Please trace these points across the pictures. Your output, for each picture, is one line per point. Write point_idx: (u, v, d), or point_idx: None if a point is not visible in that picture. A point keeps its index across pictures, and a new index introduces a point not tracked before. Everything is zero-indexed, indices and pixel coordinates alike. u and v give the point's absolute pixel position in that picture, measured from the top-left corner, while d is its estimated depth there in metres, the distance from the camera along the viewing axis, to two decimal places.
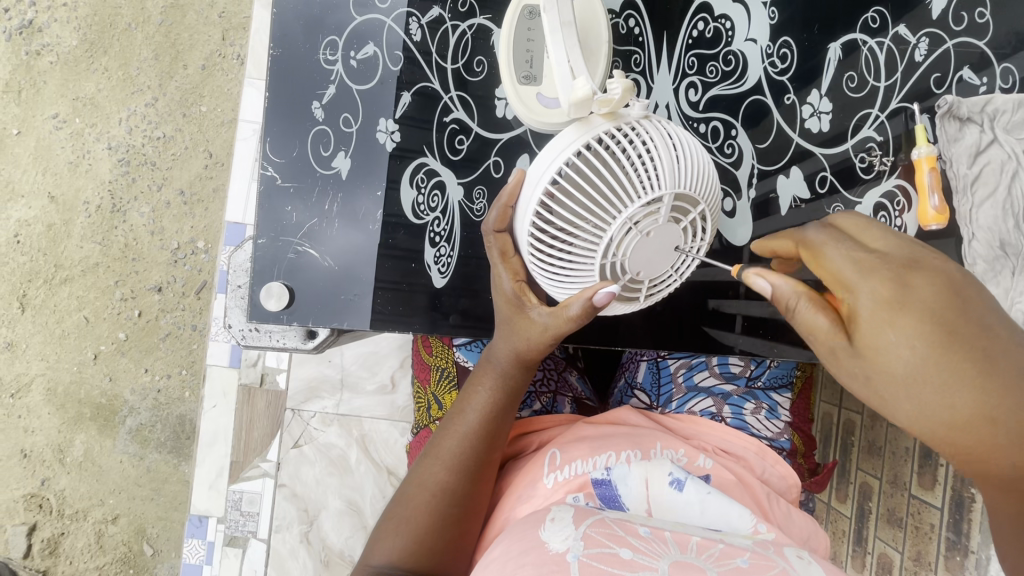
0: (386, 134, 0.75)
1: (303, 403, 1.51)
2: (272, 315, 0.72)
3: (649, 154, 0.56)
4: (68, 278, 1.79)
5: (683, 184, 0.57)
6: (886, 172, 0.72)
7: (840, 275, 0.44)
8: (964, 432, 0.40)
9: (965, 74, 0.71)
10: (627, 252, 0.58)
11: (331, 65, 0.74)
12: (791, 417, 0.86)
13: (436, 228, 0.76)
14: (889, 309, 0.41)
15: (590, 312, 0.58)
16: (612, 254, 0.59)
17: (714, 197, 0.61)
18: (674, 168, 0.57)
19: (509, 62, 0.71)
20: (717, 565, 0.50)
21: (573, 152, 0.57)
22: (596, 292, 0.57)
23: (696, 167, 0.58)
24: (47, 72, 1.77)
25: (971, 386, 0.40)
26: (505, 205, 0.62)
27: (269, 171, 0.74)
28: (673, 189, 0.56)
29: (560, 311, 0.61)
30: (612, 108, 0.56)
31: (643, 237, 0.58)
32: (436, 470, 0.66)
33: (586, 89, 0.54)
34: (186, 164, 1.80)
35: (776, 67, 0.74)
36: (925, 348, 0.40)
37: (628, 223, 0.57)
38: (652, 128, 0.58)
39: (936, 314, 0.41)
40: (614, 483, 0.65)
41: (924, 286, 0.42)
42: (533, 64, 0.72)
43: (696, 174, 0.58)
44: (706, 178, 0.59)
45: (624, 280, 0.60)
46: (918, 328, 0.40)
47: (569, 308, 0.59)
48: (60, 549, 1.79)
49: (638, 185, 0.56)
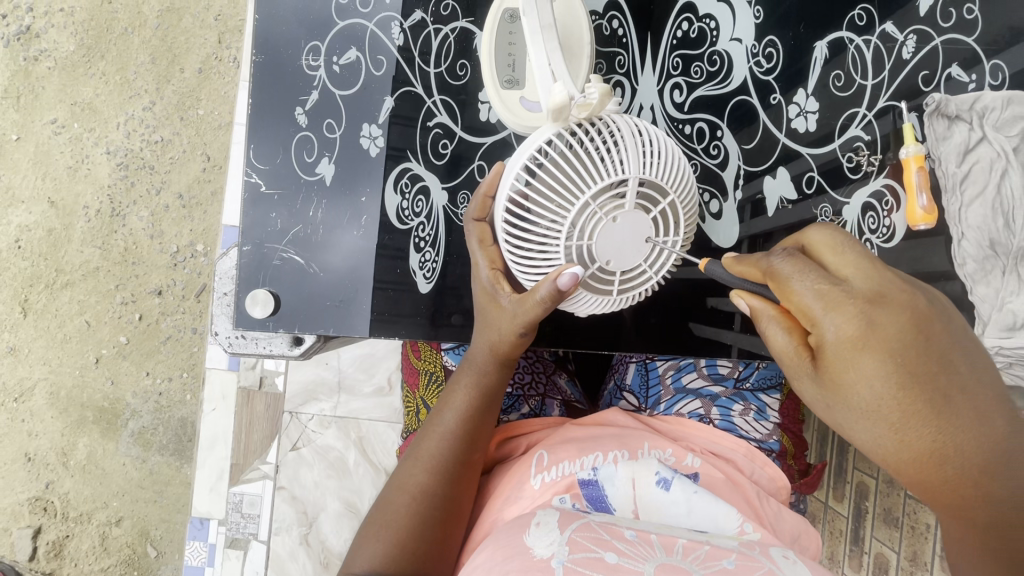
0: (370, 139, 0.75)
1: (301, 405, 1.52)
2: (259, 322, 0.72)
3: (618, 143, 0.56)
4: (69, 283, 1.80)
5: (653, 174, 0.56)
6: (874, 172, 0.71)
7: (806, 309, 0.42)
8: (921, 465, 0.41)
9: (953, 72, 0.70)
10: (594, 237, 0.57)
11: (314, 71, 0.74)
12: (781, 418, 0.85)
13: (421, 233, 0.76)
14: (855, 344, 0.40)
15: (557, 297, 0.56)
16: (579, 239, 0.57)
17: (688, 191, 0.60)
18: (644, 158, 0.56)
19: (491, 68, 0.71)
20: (703, 568, 0.50)
21: (543, 140, 0.57)
22: (559, 274, 0.55)
23: (667, 160, 0.58)
24: (45, 78, 1.78)
25: (934, 421, 0.40)
26: (484, 195, 0.63)
27: (253, 178, 0.73)
28: (638, 174, 0.55)
29: (528, 296, 0.59)
30: (592, 112, 0.56)
31: (610, 223, 0.56)
32: (416, 472, 0.66)
33: (564, 95, 0.53)
34: (184, 168, 1.81)
35: (762, 67, 0.73)
36: (888, 382, 0.40)
37: (593, 207, 0.56)
38: (624, 121, 0.57)
39: (904, 350, 0.40)
40: (600, 484, 0.65)
41: (888, 320, 0.40)
42: (516, 68, 0.71)
43: (666, 165, 0.58)
44: (679, 173, 0.59)
45: (592, 267, 0.58)
46: (882, 363, 0.40)
47: (537, 292, 0.57)
48: (65, 551, 1.81)
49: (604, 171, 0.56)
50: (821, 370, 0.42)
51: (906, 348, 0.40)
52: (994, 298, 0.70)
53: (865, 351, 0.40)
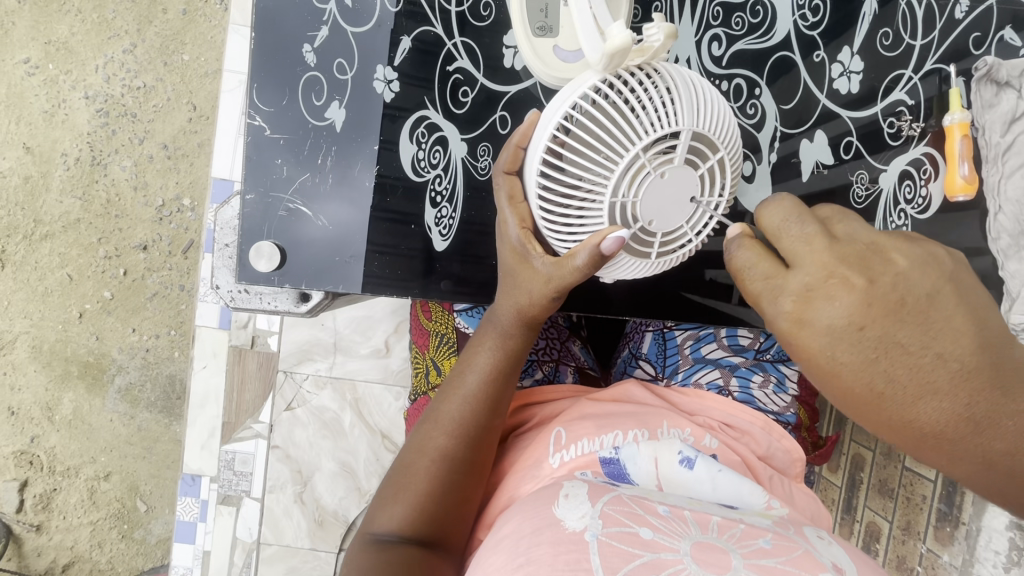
0: (384, 83, 0.70)
1: (296, 365, 1.48)
2: (264, 276, 0.68)
3: (670, 92, 0.53)
4: (49, 234, 1.72)
5: (703, 126, 0.53)
6: (915, 138, 0.68)
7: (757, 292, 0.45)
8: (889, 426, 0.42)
9: (1006, 34, 0.67)
10: (639, 193, 0.53)
11: (324, 5, 0.68)
12: (799, 391, 0.84)
13: (438, 187, 0.72)
14: (794, 332, 0.42)
15: (598, 262, 0.54)
16: (623, 194, 0.53)
17: (736, 148, 0.56)
18: (695, 108, 0.53)
19: (522, 15, 0.66)
20: (740, 547, 0.48)
21: (588, 86, 0.53)
22: (604, 238, 0.52)
23: (721, 114, 0.54)
24: (15, 12, 1.65)
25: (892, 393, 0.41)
26: (516, 147, 0.59)
27: (256, 121, 0.68)
28: (691, 126, 0.52)
29: (564, 261, 0.57)
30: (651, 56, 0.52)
31: (657, 179, 0.53)
32: (436, 435, 0.64)
33: (625, 39, 0.48)
34: (169, 116, 1.71)
35: (807, 20, 0.68)
36: (835, 362, 0.41)
37: (642, 160, 0.52)
38: (680, 72, 0.54)
39: (840, 335, 0.41)
40: (622, 462, 0.62)
41: (826, 303, 0.41)
42: (549, 14, 0.66)
43: (718, 118, 0.54)
44: (728, 125, 0.55)
45: (634, 227, 0.55)
46: (828, 350, 0.41)
47: (576, 257, 0.54)
48: (53, 504, 1.79)
49: (652, 121, 0.52)
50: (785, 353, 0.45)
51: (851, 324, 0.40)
52: None
53: (808, 339, 0.42)
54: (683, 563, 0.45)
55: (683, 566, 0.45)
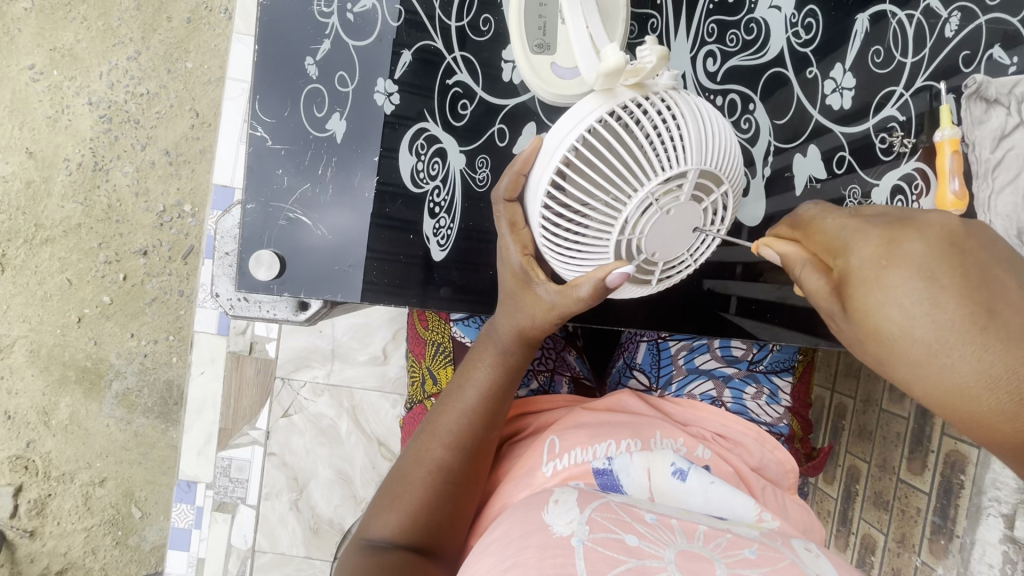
0: (385, 95, 0.71)
1: (293, 372, 1.48)
2: (262, 284, 0.68)
3: (675, 125, 0.53)
4: (49, 239, 1.73)
5: (710, 163, 0.54)
6: (905, 154, 0.70)
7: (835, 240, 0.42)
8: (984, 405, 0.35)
9: (994, 53, 0.68)
10: (645, 230, 0.55)
11: (327, 18, 0.69)
12: (791, 402, 0.85)
13: (436, 198, 0.73)
14: (884, 265, 0.37)
15: (601, 293, 0.56)
16: (628, 232, 0.55)
17: (738, 179, 0.57)
18: (703, 145, 0.53)
19: (520, 30, 0.67)
20: (724, 556, 0.48)
21: (596, 120, 0.53)
22: (609, 272, 0.54)
23: (725, 144, 0.55)
24: (21, 19, 1.67)
25: (1000, 351, 0.34)
26: (518, 173, 0.59)
27: (258, 131, 0.69)
28: (699, 166, 0.53)
29: (567, 290, 0.58)
30: (643, 77, 0.53)
31: (663, 215, 0.54)
32: (433, 447, 0.64)
33: (619, 60, 0.49)
34: (171, 123, 1.72)
35: (800, 38, 0.70)
36: (923, 301, 0.36)
37: (648, 198, 0.53)
38: (686, 101, 0.54)
39: (937, 267, 0.36)
40: (616, 474, 0.63)
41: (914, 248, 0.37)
42: (547, 31, 0.68)
43: (724, 153, 0.55)
44: (732, 156, 0.56)
45: (638, 261, 0.57)
46: (922, 283, 0.36)
47: (580, 288, 0.56)
48: (47, 510, 1.79)
49: (662, 160, 0.53)
50: (848, 307, 0.39)
51: (945, 266, 0.36)
52: None
53: (895, 268, 0.37)
54: (667, 570, 0.46)
55: (667, 574, 0.45)
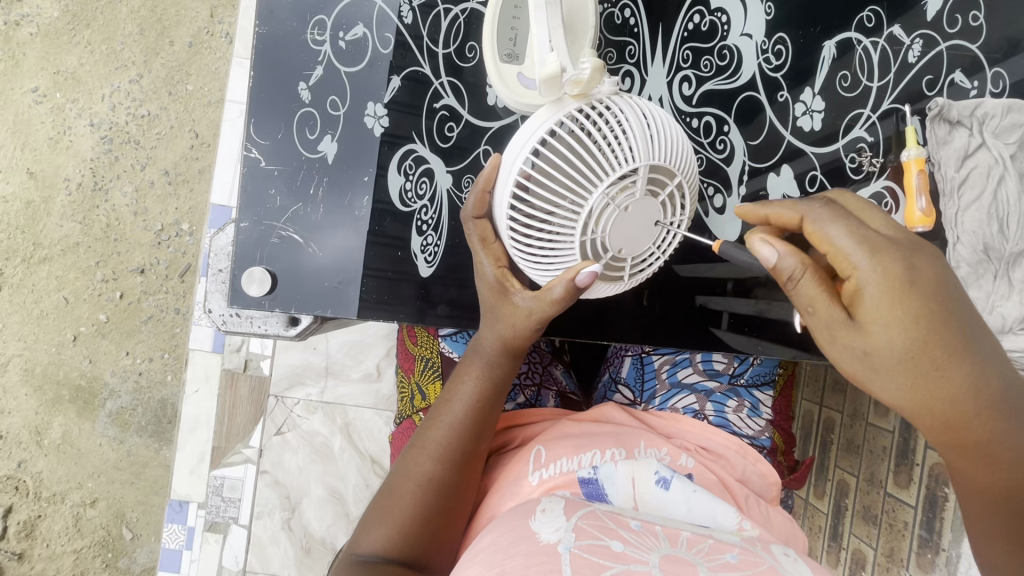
0: (374, 118, 0.74)
1: (287, 390, 1.49)
2: (254, 301, 0.70)
3: (621, 128, 0.56)
4: (47, 258, 1.75)
5: (659, 157, 0.57)
6: (875, 173, 0.72)
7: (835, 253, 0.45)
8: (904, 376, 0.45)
9: (956, 78, 0.72)
10: (607, 228, 0.58)
11: (319, 46, 0.72)
12: (773, 416, 0.86)
13: (423, 217, 0.75)
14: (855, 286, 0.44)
15: (573, 293, 0.59)
16: (592, 232, 0.58)
17: (691, 172, 0.61)
18: (649, 142, 0.57)
19: (492, 39, 0.70)
20: (707, 561, 0.49)
21: (546, 129, 0.57)
22: (577, 273, 0.57)
23: (670, 141, 0.59)
24: (27, 44, 1.72)
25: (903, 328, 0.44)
26: (482, 190, 0.61)
27: (252, 153, 0.72)
28: (648, 161, 0.57)
29: (543, 294, 0.61)
30: (584, 88, 0.56)
31: (621, 213, 0.58)
32: (421, 460, 0.65)
33: (556, 65, 0.53)
34: (171, 144, 1.76)
35: (770, 63, 0.73)
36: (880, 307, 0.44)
37: (605, 198, 0.57)
38: (625, 104, 0.58)
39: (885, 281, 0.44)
40: (600, 483, 0.64)
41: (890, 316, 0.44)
42: (517, 42, 0.70)
43: (672, 148, 0.59)
44: (682, 152, 0.60)
45: (605, 258, 0.60)
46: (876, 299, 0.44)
47: (553, 290, 0.59)
48: (36, 532, 1.77)
49: (613, 160, 0.56)
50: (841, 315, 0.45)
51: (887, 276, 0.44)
52: (987, 300, 0.75)
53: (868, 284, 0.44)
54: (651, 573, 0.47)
55: None
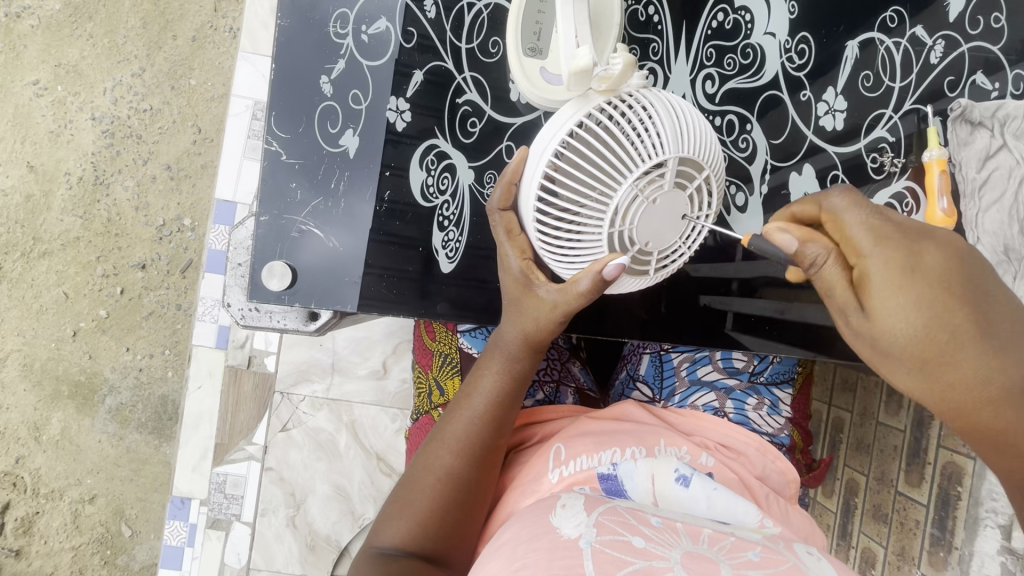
0: (396, 113, 0.73)
1: (292, 386, 1.48)
2: (274, 295, 0.70)
3: (649, 121, 0.56)
4: (47, 252, 1.74)
5: (687, 150, 0.57)
6: (896, 172, 0.73)
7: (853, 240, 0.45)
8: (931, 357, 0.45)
9: (977, 78, 0.73)
10: (635, 221, 0.58)
11: (341, 39, 0.72)
12: (792, 413, 0.86)
13: (445, 212, 0.75)
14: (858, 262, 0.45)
15: (600, 287, 0.58)
16: (620, 225, 0.58)
17: (719, 167, 0.61)
18: (678, 135, 0.57)
19: (516, 33, 0.69)
20: (730, 559, 0.49)
21: (574, 122, 0.57)
22: (604, 266, 0.56)
23: (698, 135, 0.59)
24: (28, 36, 1.70)
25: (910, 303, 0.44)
26: (508, 182, 0.61)
27: (273, 146, 0.71)
28: (677, 153, 0.56)
29: (569, 286, 0.60)
30: (613, 84, 0.55)
31: (649, 206, 0.58)
32: (441, 454, 0.65)
33: (587, 60, 0.52)
34: (173, 139, 1.74)
35: (793, 62, 0.73)
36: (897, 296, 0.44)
37: (634, 190, 0.56)
38: (654, 97, 0.58)
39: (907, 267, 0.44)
40: (620, 479, 0.65)
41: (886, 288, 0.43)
42: (541, 37, 0.70)
43: (700, 142, 0.59)
44: (710, 146, 0.60)
45: (632, 251, 0.60)
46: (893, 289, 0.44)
47: (579, 283, 0.59)
48: (34, 528, 1.76)
49: (642, 153, 0.56)
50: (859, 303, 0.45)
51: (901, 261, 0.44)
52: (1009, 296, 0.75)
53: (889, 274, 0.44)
54: (674, 570, 0.47)
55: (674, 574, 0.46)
